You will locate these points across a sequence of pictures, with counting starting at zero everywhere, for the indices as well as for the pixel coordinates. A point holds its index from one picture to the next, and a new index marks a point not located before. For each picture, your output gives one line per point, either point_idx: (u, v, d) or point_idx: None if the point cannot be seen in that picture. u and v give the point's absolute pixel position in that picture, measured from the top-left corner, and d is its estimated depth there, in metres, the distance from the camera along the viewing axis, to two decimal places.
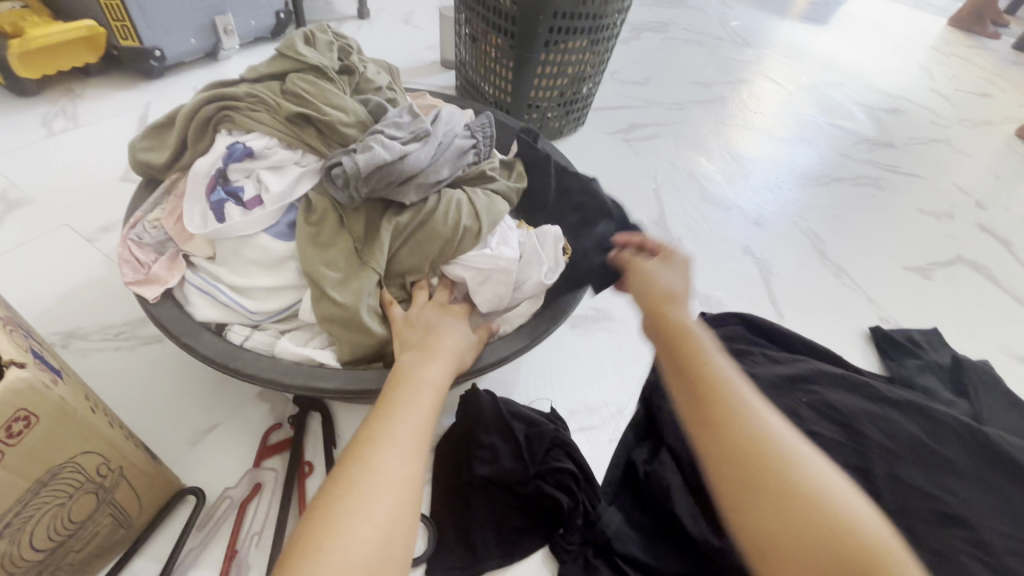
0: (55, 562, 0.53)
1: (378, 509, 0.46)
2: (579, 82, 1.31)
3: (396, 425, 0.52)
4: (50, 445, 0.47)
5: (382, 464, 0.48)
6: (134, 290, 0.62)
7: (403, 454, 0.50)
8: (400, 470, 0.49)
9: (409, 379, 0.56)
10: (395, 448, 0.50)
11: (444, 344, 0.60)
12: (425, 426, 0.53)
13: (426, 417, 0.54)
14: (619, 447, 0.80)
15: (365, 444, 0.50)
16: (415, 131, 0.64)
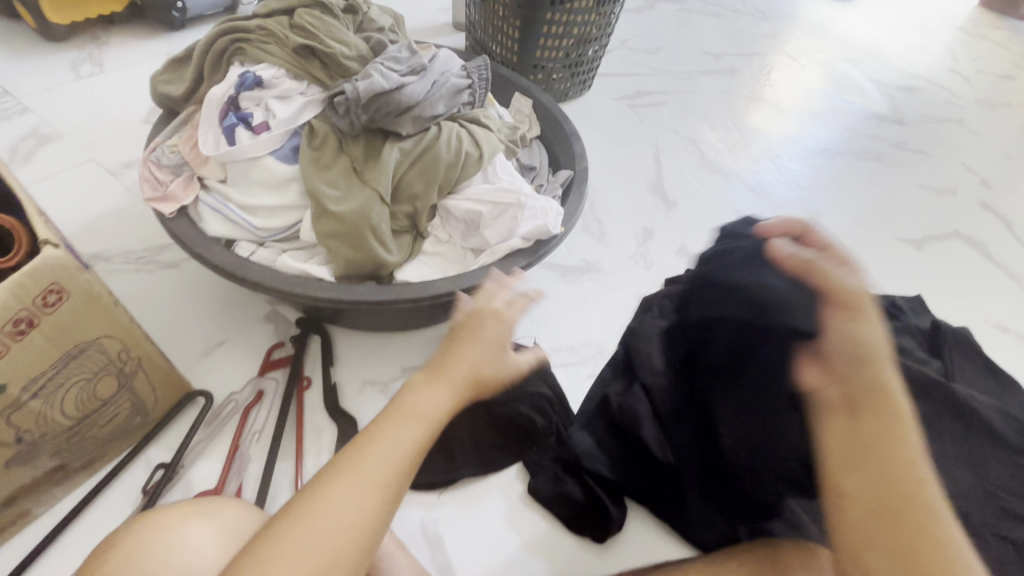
0: (81, 434, 0.61)
1: (314, 549, 0.41)
2: (585, 44, 1.33)
3: (370, 457, 0.45)
4: (78, 323, 0.53)
5: (334, 500, 0.43)
6: (153, 205, 0.68)
7: (364, 495, 0.44)
8: (351, 515, 0.43)
9: (404, 401, 0.49)
10: (358, 480, 0.44)
11: (457, 365, 0.51)
12: (403, 465, 0.46)
13: (408, 456, 0.47)
14: (597, 382, 0.81)
15: (333, 472, 0.45)
16: (412, 66, 0.69)
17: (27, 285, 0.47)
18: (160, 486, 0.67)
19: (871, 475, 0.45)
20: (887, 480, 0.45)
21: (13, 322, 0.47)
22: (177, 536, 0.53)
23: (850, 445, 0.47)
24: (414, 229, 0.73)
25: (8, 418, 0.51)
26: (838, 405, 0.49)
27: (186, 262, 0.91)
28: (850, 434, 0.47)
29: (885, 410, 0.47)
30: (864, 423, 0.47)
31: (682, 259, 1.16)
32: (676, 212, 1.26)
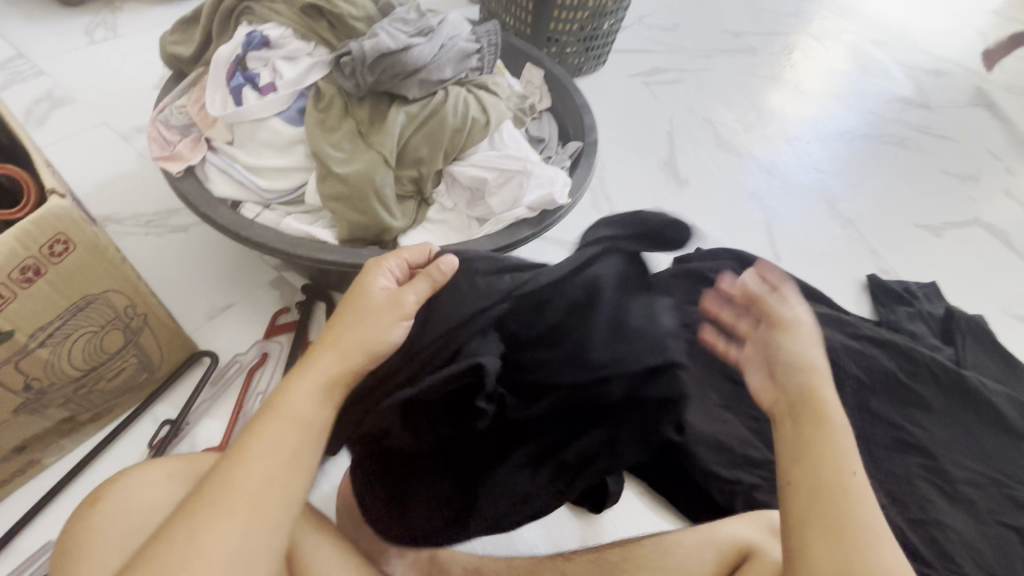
0: (89, 386, 0.62)
1: None
2: (600, 17, 1.29)
3: (234, 483, 0.39)
4: (84, 274, 0.54)
5: (190, 534, 0.37)
6: (160, 164, 0.69)
7: (230, 525, 0.37)
8: (207, 550, 0.36)
9: (275, 412, 0.42)
10: (223, 517, 0.37)
11: (317, 367, 0.44)
12: (276, 486, 0.39)
13: (282, 474, 0.40)
14: None
15: (199, 499, 0.38)
16: (420, 27, 0.68)
17: (33, 233, 0.47)
18: (166, 441, 0.68)
19: (807, 456, 0.43)
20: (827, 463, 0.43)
21: (21, 268, 0.48)
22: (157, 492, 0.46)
23: (796, 434, 0.45)
24: (418, 195, 0.72)
25: (17, 365, 0.52)
26: (793, 404, 0.46)
27: (194, 227, 0.92)
28: (795, 427, 0.45)
29: (822, 405, 0.46)
30: (799, 418, 0.45)
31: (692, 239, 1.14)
32: (688, 192, 1.24)
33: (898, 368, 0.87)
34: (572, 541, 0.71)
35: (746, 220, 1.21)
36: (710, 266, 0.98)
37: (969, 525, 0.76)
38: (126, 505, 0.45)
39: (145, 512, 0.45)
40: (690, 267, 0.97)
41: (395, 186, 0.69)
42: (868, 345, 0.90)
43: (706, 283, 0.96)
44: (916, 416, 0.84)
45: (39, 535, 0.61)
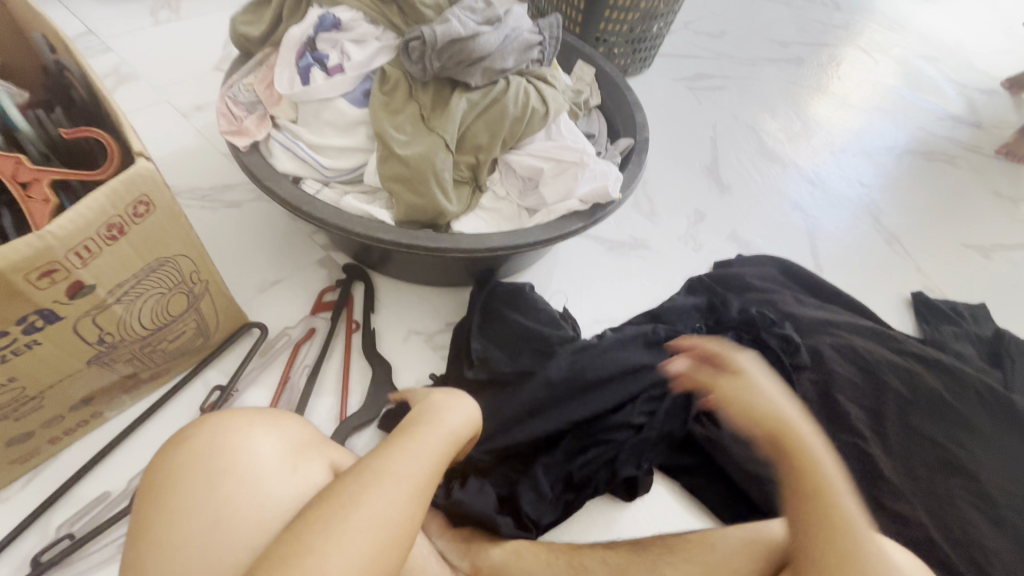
0: (151, 348, 0.64)
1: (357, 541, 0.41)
2: (650, 20, 1.29)
3: (404, 469, 0.47)
4: (158, 236, 0.56)
5: (371, 505, 0.43)
6: (228, 138, 0.71)
7: (400, 499, 0.45)
8: (385, 516, 0.43)
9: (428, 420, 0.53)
10: (392, 484, 0.45)
11: (466, 403, 0.57)
12: (431, 473, 0.49)
13: (432, 464, 0.49)
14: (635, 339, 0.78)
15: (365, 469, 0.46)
16: (487, 17, 0.69)
17: (121, 192, 0.49)
18: (217, 406, 0.70)
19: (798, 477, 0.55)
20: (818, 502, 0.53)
21: (108, 226, 0.50)
22: (242, 440, 0.48)
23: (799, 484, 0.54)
24: (474, 182, 0.73)
25: (93, 319, 0.54)
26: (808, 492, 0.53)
27: (248, 204, 0.95)
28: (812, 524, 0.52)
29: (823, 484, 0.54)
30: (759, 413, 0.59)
31: (732, 244, 1.13)
32: (730, 197, 1.23)
33: (946, 388, 0.85)
34: (606, 531, 0.71)
35: (788, 229, 1.20)
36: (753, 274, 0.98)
37: (1014, 552, 0.73)
38: (214, 448, 0.47)
39: (230, 455, 0.47)
40: (732, 274, 0.98)
41: (453, 170, 0.70)
42: (914, 363, 0.88)
43: (748, 290, 0.96)
44: (962, 437, 0.82)
45: (98, 485, 0.64)
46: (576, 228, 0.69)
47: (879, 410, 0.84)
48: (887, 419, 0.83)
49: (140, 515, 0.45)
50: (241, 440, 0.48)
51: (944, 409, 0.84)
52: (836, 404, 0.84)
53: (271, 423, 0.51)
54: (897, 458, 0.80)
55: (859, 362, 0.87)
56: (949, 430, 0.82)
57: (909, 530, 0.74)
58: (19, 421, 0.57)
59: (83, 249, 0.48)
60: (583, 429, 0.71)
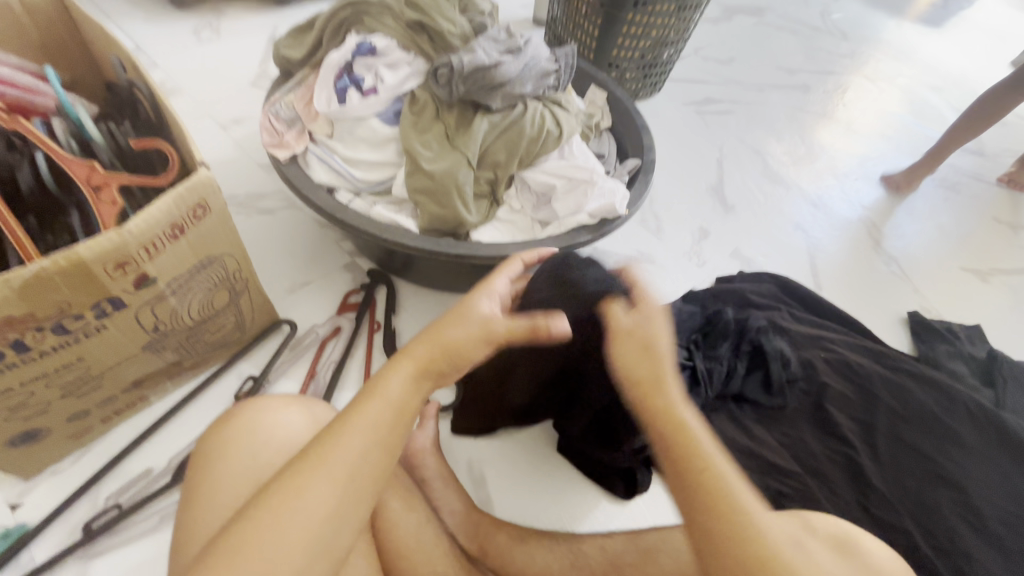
0: (194, 338, 0.70)
1: (269, 550, 0.38)
2: (661, 47, 1.36)
3: (335, 459, 0.41)
4: (211, 237, 0.62)
5: (295, 502, 0.39)
6: (270, 150, 0.78)
7: (325, 503, 0.40)
8: (314, 519, 0.39)
9: (371, 391, 0.46)
10: (318, 482, 0.40)
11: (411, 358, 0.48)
12: (369, 460, 0.43)
13: (372, 449, 0.43)
14: None
15: (294, 466, 0.41)
16: (509, 47, 0.76)
17: (184, 197, 0.56)
18: (250, 395, 0.76)
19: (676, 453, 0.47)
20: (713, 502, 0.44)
21: (171, 227, 0.56)
22: (280, 418, 0.53)
23: (683, 498, 0.44)
24: (492, 196, 0.80)
25: (151, 309, 0.60)
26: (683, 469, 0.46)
27: (280, 211, 1.02)
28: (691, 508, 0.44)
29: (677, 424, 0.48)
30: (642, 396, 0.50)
31: (734, 261, 1.18)
32: (733, 216, 1.28)
33: (935, 403, 0.88)
34: (607, 523, 0.75)
35: (789, 248, 1.25)
36: (753, 290, 1.03)
37: (1001, 563, 0.74)
38: (256, 424, 0.52)
39: (270, 430, 0.52)
40: (733, 288, 1.03)
41: (473, 184, 0.76)
42: (907, 378, 0.92)
43: (748, 304, 1.01)
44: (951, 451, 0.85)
45: (141, 462, 0.70)
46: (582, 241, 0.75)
47: (871, 422, 0.88)
48: (878, 430, 0.86)
49: (190, 480, 0.50)
50: (280, 419, 0.53)
51: (933, 424, 0.86)
52: (829, 415, 0.88)
53: (305, 407, 0.56)
54: (884, 468, 0.83)
55: (852, 376, 0.92)
56: (938, 443, 0.84)
57: (896, 537, 0.78)
58: (79, 399, 0.63)
59: (150, 246, 0.55)
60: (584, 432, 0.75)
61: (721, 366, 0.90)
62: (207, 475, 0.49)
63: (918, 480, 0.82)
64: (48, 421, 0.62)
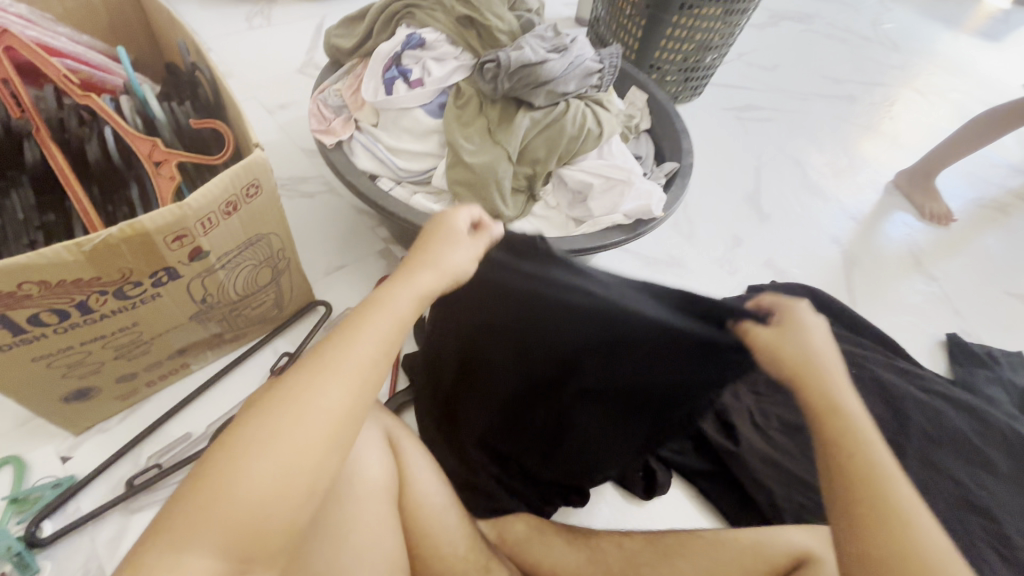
0: (237, 311, 0.73)
1: (289, 442, 0.40)
2: (704, 51, 1.35)
3: (341, 359, 0.44)
4: (260, 215, 0.65)
5: (316, 396, 0.42)
6: (317, 136, 0.81)
7: (343, 396, 0.43)
8: (332, 413, 0.42)
9: (374, 302, 0.48)
10: (334, 379, 0.43)
11: (418, 282, 0.49)
12: (377, 359, 0.45)
13: (381, 350, 0.46)
14: None
15: (305, 369, 0.43)
16: (555, 45, 0.77)
17: (239, 175, 0.58)
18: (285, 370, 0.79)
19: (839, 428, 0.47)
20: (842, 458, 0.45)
21: (226, 204, 0.58)
22: None
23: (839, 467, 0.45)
24: (529, 191, 0.81)
25: (202, 281, 0.63)
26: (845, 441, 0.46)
27: (320, 195, 1.05)
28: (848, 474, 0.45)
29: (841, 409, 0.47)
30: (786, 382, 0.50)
31: (768, 271, 1.17)
32: (768, 226, 1.27)
33: (970, 430, 0.87)
34: (627, 522, 0.76)
35: (824, 261, 1.22)
36: None
37: None
38: None
39: None
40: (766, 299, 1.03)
41: (511, 177, 0.77)
42: (943, 402, 0.91)
43: None
44: (983, 477, 0.83)
45: (181, 427, 0.73)
46: (615, 241, 0.75)
47: (901, 443, 0.86)
48: (907, 451, 0.85)
49: None
50: None
51: (966, 448, 0.86)
52: None
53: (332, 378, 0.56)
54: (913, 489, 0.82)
55: (885, 396, 0.90)
56: (968, 469, 0.84)
57: None
58: (129, 362, 0.66)
59: (206, 221, 0.57)
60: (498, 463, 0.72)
61: None
62: None
63: (949, 504, 0.81)
64: (99, 381, 0.66)
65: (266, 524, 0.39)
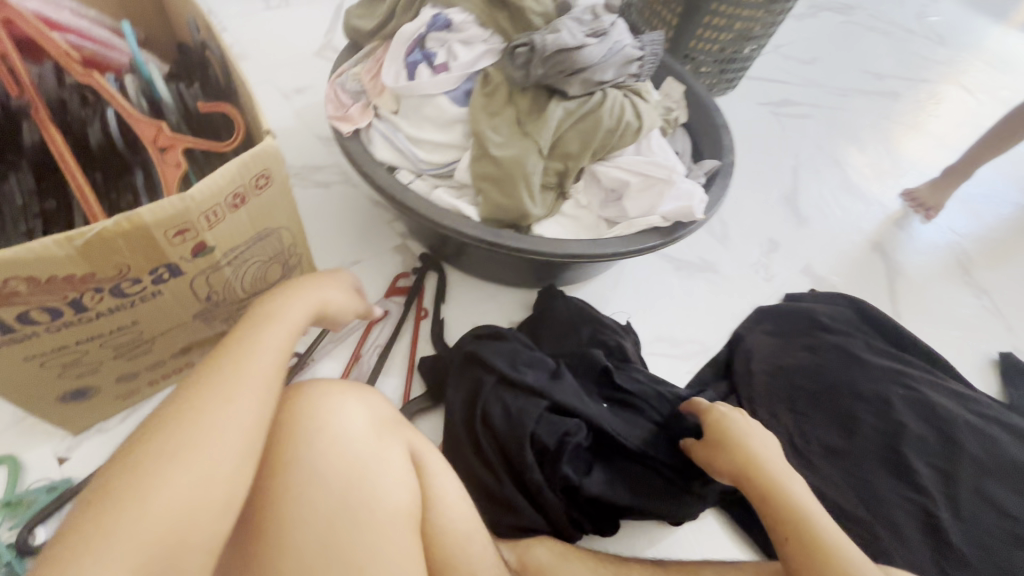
0: (245, 309, 0.68)
1: (200, 455, 0.41)
2: (743, 41, 1.26)
3: (238, 367, 0.45)
4: (270, 208, 0.60)
5: (218, 408, 0.43)
6: (333, 123, 0.75)
7: (251, 405, 0.44)
8: (241, 421, 0.44)
9: (265, 312, 0.50)
10: (239, 389, 0.44)
11: (314, 292, 0.55)
12: (281, 365, 0.48)
13: (283, 355, 0.48)
14: (697, 380, 0.89)
15: (204, 382, 0.44)
16: (594, 28, 0.71)
17: (248, 164, 0.53)
18: (293, 370, 0.75)
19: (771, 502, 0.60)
20: (790, 513, 0.58)
21: (232, 195, 0.53)
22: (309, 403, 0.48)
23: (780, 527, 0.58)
24: (559, 188, 0.75)
25: (207, 278, 0.59)
26: (773, 507, 0.59)
27: (335, 185, 1.00)
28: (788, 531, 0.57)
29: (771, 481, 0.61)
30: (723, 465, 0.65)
31: (806, 279, 1.10)
32: (806, 229, 1.19)
33: None
34: (654, 549, 0.71)
35: (866, 269, 1.15)
36: (825, 312, 0.95)
37: None
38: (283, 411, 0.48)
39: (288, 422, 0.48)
40: (804, 308, 0.95)
41: (541, 172, 0.71)
42: (996, 428, 0.83)
43: (818, 328, 0.93)
44: None
45: None
46: (651, 246, 0.69)
47: (952, 473, 0.78)
48: (959, 482, 0.77)
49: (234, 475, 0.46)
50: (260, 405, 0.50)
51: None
52: (905, 460, 0.79)
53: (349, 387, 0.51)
54: (965, 524, 0.75)
55: (935, 420, 0.82)
56: None
57: None
58: (131, 361, 0.62)
59: (211, 214, 0.52)
60: (540, 456, 0.65)
61: (767, 398, 0.86)
62: None
63: (1008, 543, 0.74)
64: (98, 381, 0.62)
65: (190, 533, 0.40)
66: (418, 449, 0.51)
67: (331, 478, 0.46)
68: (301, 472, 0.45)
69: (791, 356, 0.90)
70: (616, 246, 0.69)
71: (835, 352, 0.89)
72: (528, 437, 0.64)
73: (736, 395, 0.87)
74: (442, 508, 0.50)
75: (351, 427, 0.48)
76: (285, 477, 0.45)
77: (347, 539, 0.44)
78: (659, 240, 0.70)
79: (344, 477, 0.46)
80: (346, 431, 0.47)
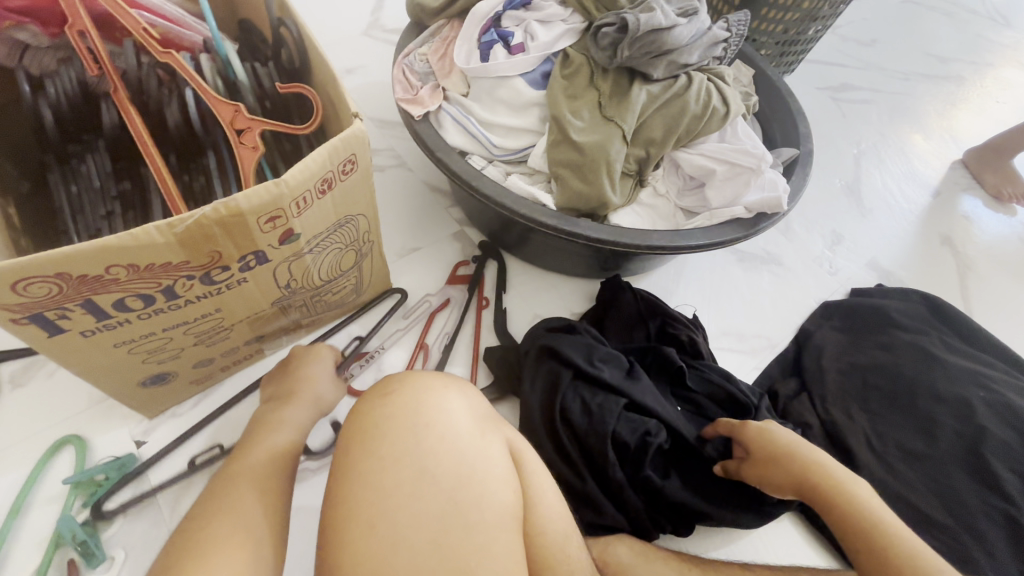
0: (319, 296, 0.68)
1: (229, 541, 0.44)
2: (808, 22, 1.18)
3: (247, 463, 0.51)
4: (353, 194, 0.58)
5: (237, 502, 0.47)
6: (402, 105, 0.72)
7: (259, 493, 0.49)
8: (255, 506, 0.47)
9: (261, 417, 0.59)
10: (247, 478, 0.49)
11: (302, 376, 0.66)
12: (279, 457, 0.54)
13: (281, 448, 0.55)
14: (765, 377, 0.87)
15: (219, 485, 0.49)
16: (683, 7, 0.67)
17: (338, 149, 0.51)
18: (356, 357, 0.75)
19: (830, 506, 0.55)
20: (852, 515, 0.53)
21: (321, 181, 0.51)
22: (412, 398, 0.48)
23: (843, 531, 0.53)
24: (638, 175, 0.72)
25: (290, 266, 0.57)
26: (834, 513, 0.55)
27: (390, 169, 0.97)
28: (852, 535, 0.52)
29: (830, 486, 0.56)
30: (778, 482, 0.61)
31: (872, 273, 1.06)
32: (870, 221, 1.14)
33: None
34: (729, 550, 0.69)
35: (935, 263, 1.10)
36: (898, 308, 0.91)
37: None
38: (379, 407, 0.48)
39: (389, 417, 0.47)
40: (874, 304, 0.92)
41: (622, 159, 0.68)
42: None
43: (892, 326, 0.89)
44: None
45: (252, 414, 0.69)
46: (736, 237, 0.65)
47: None
48: None
49: (339, 473, 0.46)
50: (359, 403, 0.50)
51: None
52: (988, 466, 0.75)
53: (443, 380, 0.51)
54: None
55: (1016, 421, 0.77)
56: None
57: None
58: (211, 347, 0.62)
59: (301, 200, 0.50)
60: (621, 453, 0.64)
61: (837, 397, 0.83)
62: (350, 464, 0.46)
63: None
64: (177, 366, 0.62)
65: None
66: (517, 446, 0.50)
67: (442, 474, 0.45)
68: (412, 468, 0.44)
69: (862, 354, 0.87)
70: (699, 237, 0.65)
71: (909, 350, 0.86)
72: (609, 434, 0.63)
73: (808, 392, 0.85)
74: (544, 507, 0.48)
75: (458, 422, 0.48)
76: (393, 472, 0.44)
77: (457, 539, 0.43)
78: (741, 232, 0.66)
79: (455, 475, 0.45)
80: (453, 428, 0.47)
